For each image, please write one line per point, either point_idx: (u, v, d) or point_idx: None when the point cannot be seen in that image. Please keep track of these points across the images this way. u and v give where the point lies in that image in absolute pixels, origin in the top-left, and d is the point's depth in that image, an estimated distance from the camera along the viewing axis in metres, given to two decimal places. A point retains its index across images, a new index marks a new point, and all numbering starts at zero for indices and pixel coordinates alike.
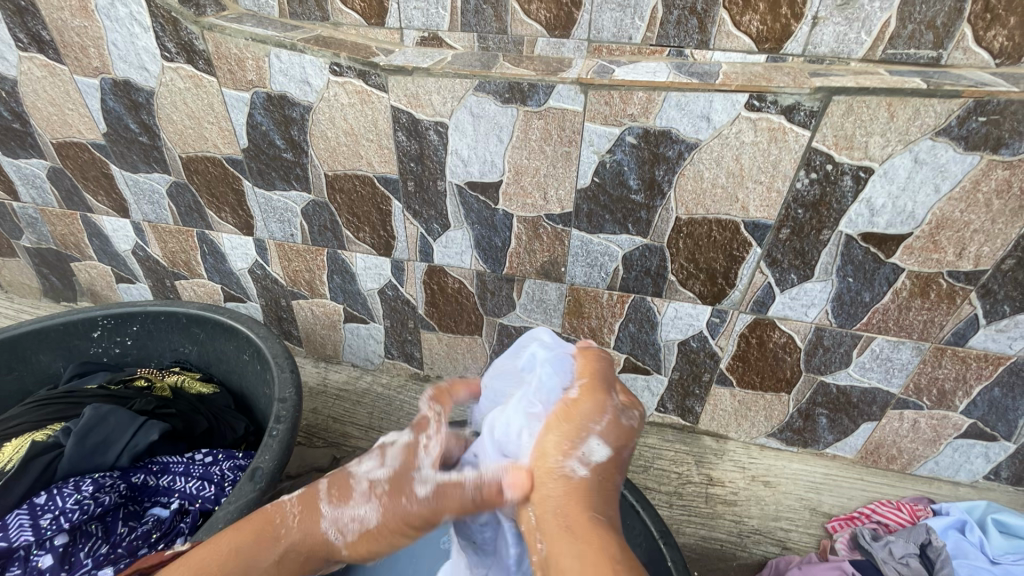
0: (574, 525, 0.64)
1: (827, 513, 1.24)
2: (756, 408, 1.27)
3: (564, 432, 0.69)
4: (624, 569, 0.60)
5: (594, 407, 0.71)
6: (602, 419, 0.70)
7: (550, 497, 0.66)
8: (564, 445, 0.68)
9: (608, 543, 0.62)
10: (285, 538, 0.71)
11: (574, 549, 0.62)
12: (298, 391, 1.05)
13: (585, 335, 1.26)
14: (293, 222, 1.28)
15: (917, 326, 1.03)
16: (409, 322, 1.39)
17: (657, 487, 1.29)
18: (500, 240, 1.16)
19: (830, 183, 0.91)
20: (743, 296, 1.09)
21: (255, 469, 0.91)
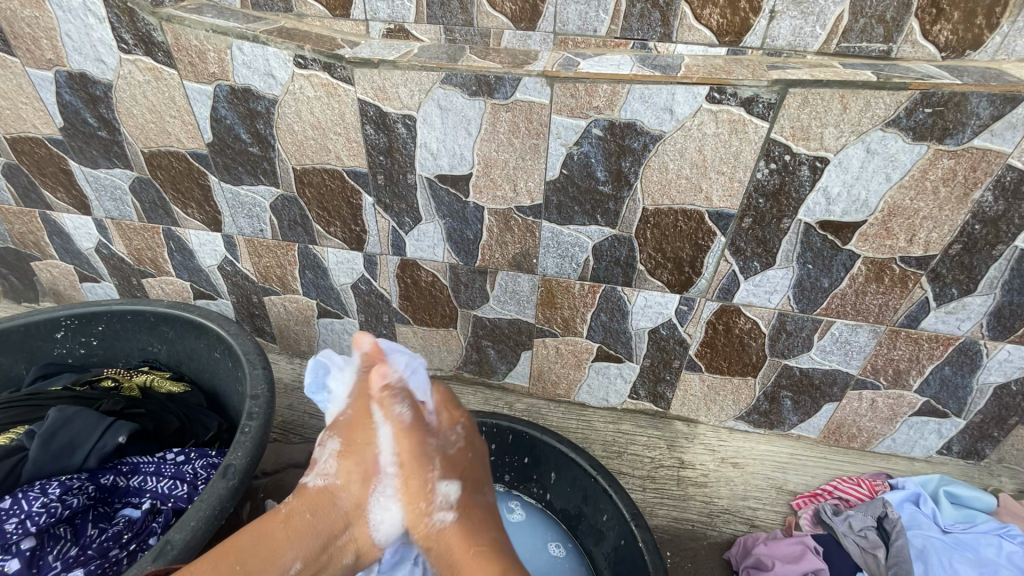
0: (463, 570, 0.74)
1: (792, 491, 1.29)
2: (724, 392, 1.31)
3: (415, 478, 0.77)
4: None
5: (428, 452, 0.78)
6: (438, 465, 0.78)
7: (440, 546, 0.76)
8: (419, 505, 0.76)
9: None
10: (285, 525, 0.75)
11: None
12: (271, 388, 1.04)
13: (558, 325, 1.28)
14: (262, 217, 1.27)
15: (873, 309, 1.08)
16: (384, 316, 1.39)
17: (631, 472, 1.32)
18: (472, 233, 1.17)
19: (789, 173, 0.94)
20: (709, 284, 1.12)
21: (226, 467, 0.90)
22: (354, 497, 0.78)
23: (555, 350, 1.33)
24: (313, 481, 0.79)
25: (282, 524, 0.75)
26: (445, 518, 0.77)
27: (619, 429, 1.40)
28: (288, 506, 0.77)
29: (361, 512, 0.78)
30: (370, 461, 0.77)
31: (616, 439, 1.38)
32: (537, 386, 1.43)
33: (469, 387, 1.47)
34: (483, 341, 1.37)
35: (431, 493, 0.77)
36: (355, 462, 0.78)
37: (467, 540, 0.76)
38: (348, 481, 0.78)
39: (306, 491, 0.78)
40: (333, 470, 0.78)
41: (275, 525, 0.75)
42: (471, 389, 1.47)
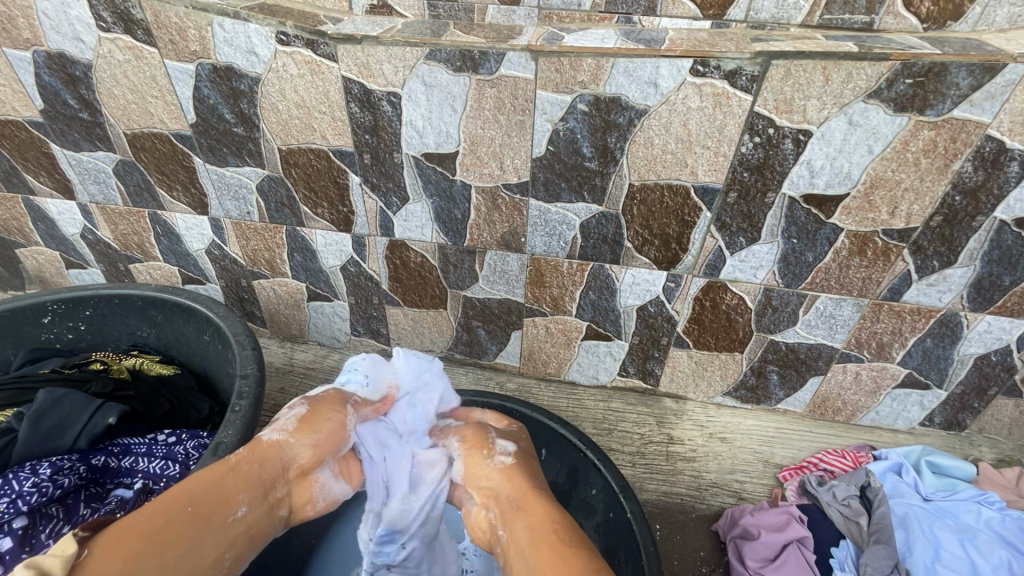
0: (522, 502, 0.82)
1: (778, 464, 1.31)
2: (711, 368, 1.32)
3: (477, 438, 0.94)
4: (561, 528, 0.77)
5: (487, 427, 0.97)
6: (499, 430, 0.96)
7: (498, 488, 0.86)
8: (481, 451, 0.91)
9: (547, 510, 0.81)
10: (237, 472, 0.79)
11: (523, 523, 0.79)
12: (261, 367, 1.05)
13: (548, 304, 1.29)
14: (249, 199, 1.26)
15: (856, 283, 1.09)
16: (373, 298, 1.39)
17: (621, 448, 1.34)
18: (460, 212, 1.17)
19: (773, 146, 0.94)
20: (696, 260, 1.13)
21: (217, 443, 0.90)
22: (306, 455, 0.86)
23: (545, 329, 1.34)
24: (269, 436, 0.86)
25: (235, 468, 0.79)
26: (503, 462, 0.89)
27: (609, 406, 1.41)
28: (241, 455, 0.82)
29: (306, 473, 0.86)
30: (327, 431, 0.90)
31: (606, 417, 1.39)
32: (528, 366, 1.44)
33: (460, 368, 1.48)
34: (473, 322, 1.37)
35: (492, 443, 0.92)
36: (316, 428, 0.89)
37: (520, 481, 0.86)
38: (304, 439, 0.87)
39: (254, 445, 0.84)
40: (290, 427, 0.87)
41: (223, 472, 0.78)
42: (463, 370, 1.48)
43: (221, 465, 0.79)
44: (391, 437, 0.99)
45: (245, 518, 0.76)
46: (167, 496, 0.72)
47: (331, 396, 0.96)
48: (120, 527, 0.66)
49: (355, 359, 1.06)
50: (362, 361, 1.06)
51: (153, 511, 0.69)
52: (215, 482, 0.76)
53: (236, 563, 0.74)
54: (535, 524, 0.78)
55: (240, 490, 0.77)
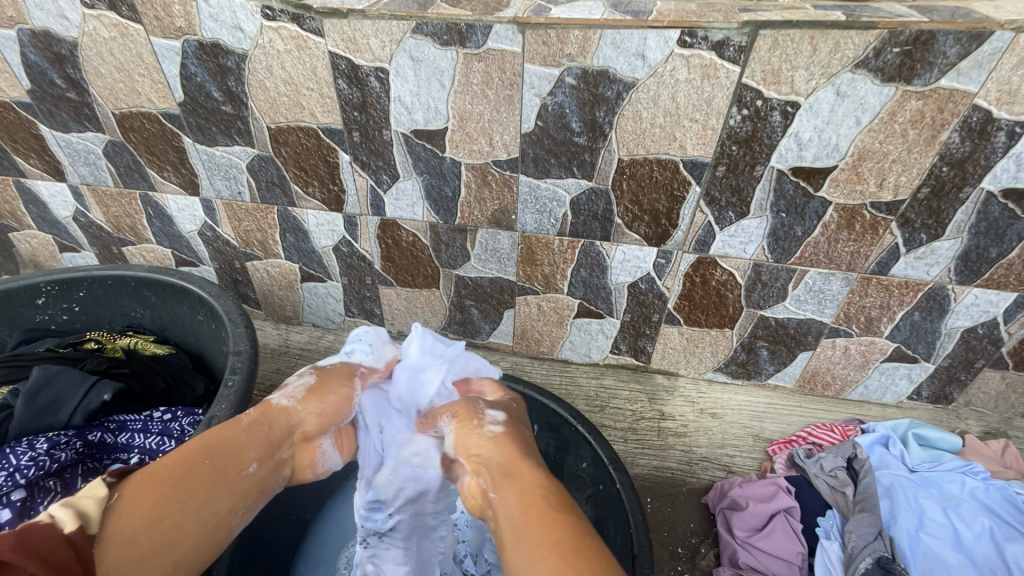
0: (511, 467, 0.82)
1: (768, 438, 1.33)
2: (702, 344, 1.33)
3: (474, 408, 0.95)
4: (546, 491, 0.77)
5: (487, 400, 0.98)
6: (494, 403, 0.97)
7: (488, 452, 0.85)
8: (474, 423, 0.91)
9: (535, 474, 0.80)
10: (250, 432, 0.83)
11: (512, 485, 0.79)
12: (255, 344, 1.06)
13: (539, 282, 1.29)
14: (239, 179, 1.26)
15: (845, 257, 1.10)
16: (367, 278, 1.40)
17: (613, 424, 1.36)
18: (450, 190, 1.17)
19: (761, 119, 0.94)
20: (686, 236, 1.14)
21: (211, 417, 0.92)
22: (312, 421, 0.92)
23: (538, 307, 1.35)
24: (283, 402, 0.91)
25: (247, 428, 0.83)
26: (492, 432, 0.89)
27: (602, 384, 1.43)
28: (252, 417, 0.86)
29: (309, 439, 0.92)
30: (331, 403, 0.96)
31: (599, 394, 1.41)
32: (521, 344, 1.45)
33: (454, 348, 1.49)
34: (466, 301, 1.38)
35: (482, 413, 0.93)
36: (326, 399, 0.95)
37: (512, 449, 0.85)
38: (314, 407, 0.93)
39: (266, 408, 0.89)
40: (298, 395, 0.92)
41: (235, 431, 0.82)
42: (457, 350, 1.49)
43: (235, 424, 0.84)
44: (390, 409, 1.04)
45: (257, 473, 0.81)
46: (188, 446, 0.76)
47: (339, 370, 1.01)
48: (150, 472, 0.71)
49: (360, 331, 1.11)
50: (367, 333, 1.10)
51: (176, 459, 0.74)
52: (229, 440, 0.80)
53: (246, 513, 0.79)
54: (524, 491, 0.77)
55: (252, 449, 0.82)
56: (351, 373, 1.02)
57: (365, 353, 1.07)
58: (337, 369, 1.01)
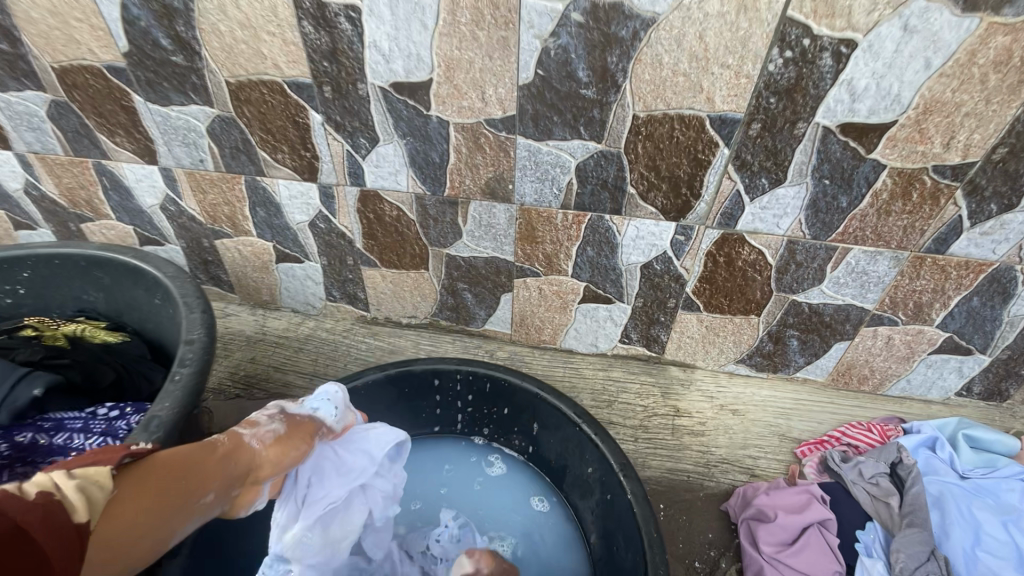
0: None
1: (796, 438, 1.19)
2: (724, 333, 1.19)
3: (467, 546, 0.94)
4: None
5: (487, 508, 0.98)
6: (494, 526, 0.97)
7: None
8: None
9: None
10: (223, 462, 0.75)
11: None
12: (211, 332, 0.91)
13: (540, 262, 1.14)
14: (200, 145, 1.11)
15: (896, 233, 0.94)
16: (348, 258, 1.25)
17: (622, 422, 1.22)
18: (438, 155, 1.02)
19: (807, 63, 0.78)
20: (710, 208, 0.98)
21: (150, 418, 0.77)
22: (269, 468, 0.82)
23: (539, 291, 1.20)
24: (247, 439, 0.81)
25: (220, 458, 0.75)
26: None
27: (609, 376, 1.28)
28: (225, 445, 0.77)
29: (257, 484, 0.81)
30: (295, 457, 0.85)
31: (606, 388, 1.27)
32: (521, 332, 1.30)
33: (447, 336, 1.35)
34: (458, 283, 1.23)
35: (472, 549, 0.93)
36: (290, 450, 0.84)
37: None
38: (281, 456, 0.83)
39: (235, 440, 0.79)
40: (268, 439, 0.83)
41: (209, 455, 0.73)
42: (449, 338, 1.35)
43: (207, 446, 0.75)
44: (330, 473, 0.92)
45: (207, 506, 0.71)
46: (165, 459, 0.68)
47: (303, 425, 0.89)
48: (132, 476, 0.64)
49: (327, 387, 0.98)
50: (338, 390, 0.98)
51: (160, 464, 0.67)
52: (205, 463, 0.72)
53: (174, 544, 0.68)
54: None
55: (214, 482, 0.72)
56: (314, 433, 0.90)
57: (330, 411, 0.94)
58: (295, 421, 0.89)
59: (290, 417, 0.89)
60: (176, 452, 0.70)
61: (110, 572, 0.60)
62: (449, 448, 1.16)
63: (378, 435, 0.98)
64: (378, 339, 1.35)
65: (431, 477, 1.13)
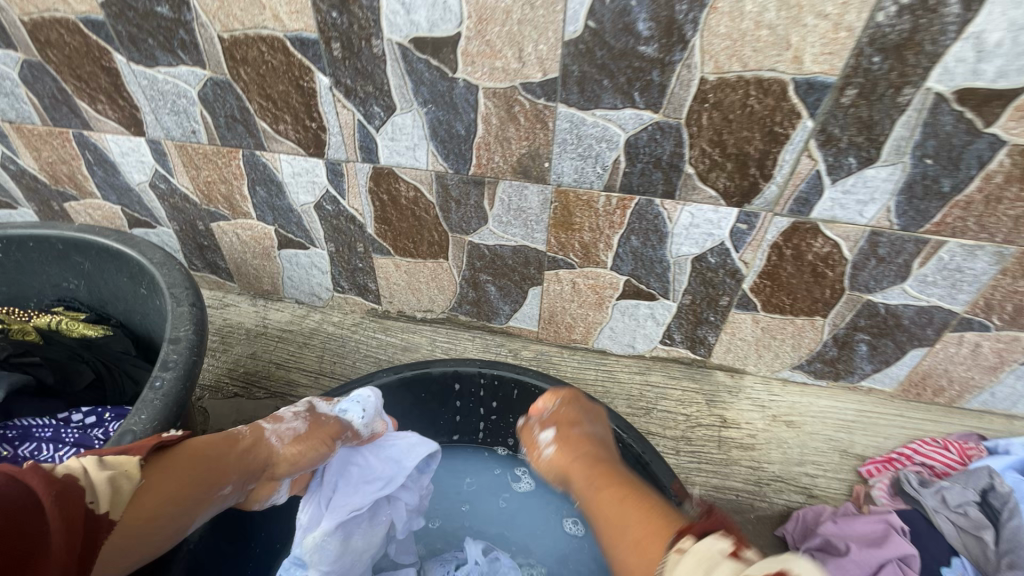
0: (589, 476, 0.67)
1: (859, 455, 1.06)
2: (782, 336, 1.05)
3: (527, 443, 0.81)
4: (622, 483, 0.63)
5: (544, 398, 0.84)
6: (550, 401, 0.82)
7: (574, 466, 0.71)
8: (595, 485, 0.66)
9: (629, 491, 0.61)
10: (241, 458, 0.71)
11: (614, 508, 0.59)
12: (200, 328, 0.78)
13: (576, 253, 1.01)
14: (191, 114, 0.97)
15: (1005, 224, 0.80)
16: (358, 245, 1.12)
17: (662, 433, 1.08)
18: (463, 127, 0.88)
19: (926, 12, 0.63)
20: (781, 192, 0.84)
21: (123, 433, 0.65)
22: (288, 468, 0.76)
23: (572, 285, 1.07)
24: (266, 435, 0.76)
25: (238, 452, 0.71)
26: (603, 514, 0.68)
27: (647, 381, 1.15)
28: (245, 439, 0.73)
29: (276, 481, 0.77)
30: (314, 460, 0.79)
31: (643, 393, 1.13)
32: (549, 330, 1.17)
33: (466, 333, 1.22)
34: (481, 275, 1.10)
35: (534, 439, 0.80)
36: (309, 450, 0.78)
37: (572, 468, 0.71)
38: (302, 455, 0.77)
39: (257, 432, 0.76)
40: (288, 437, 0.77)
41: (229, 448, 0.70)
42: (469, 335, 1.21)
43: (226, 439, 0.71)
44: (354, 479, 0.85)
45: (223, 499, 0.69)
46: (185, 450, 0.66)
47: (328, 424, 0.82)
48: (153, 468, 0.61)
49: (362, 389, 0.89)
50: (372, 395, 0.88)
51: (179, 453, 0.65)
52: (222, 457, 0.69)
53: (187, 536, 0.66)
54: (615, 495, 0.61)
55: (233, 474, 0.70)
56: (337, 434, 0.82)
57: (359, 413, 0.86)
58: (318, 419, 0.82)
59: (315, 416, 0.82)
60: (196, 443, 0.68)
61: (124, 558, 0.59)
62: (468, 460, 1.03)
63: (408, 444, 0.89)
64: (390, 335, 1.22)
65: (449, 491, 1.02)
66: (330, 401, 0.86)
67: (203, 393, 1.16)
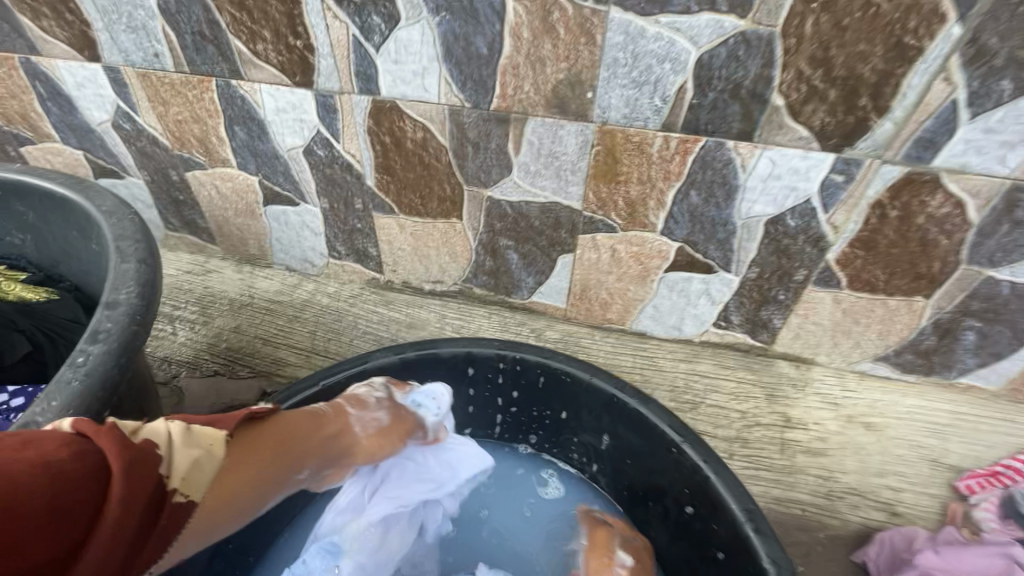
0: None
1: (955, 466, 0.86)
2: (867, 320, 0.86)
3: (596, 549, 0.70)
4: None
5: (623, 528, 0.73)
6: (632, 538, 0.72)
7: None
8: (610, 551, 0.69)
9: None
10: (324, 445, 0.59)
11: None
12: (146, 291, 0.61)
13: (619, 212, 0.82)
14: (151, 30, 0.79)
15: None
16: (356, 201, 0.94)
17: (713, 432, 0.90)
18: (487, 44, 0.69)
19: None
20: (900, 130, 0.65)
21: (23, 425, 0.50)
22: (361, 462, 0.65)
23: (611, 253, 0.88)
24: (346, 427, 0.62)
25: (320, 438, 0.58)
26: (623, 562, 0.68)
27: (694, 370, 0.97)
28: (328, 422, 0.60)
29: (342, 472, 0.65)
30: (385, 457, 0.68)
31: (689, 385, 0.95)
32: (579, 308, 0.99)
33: (481, 309, 1.04)
34: (501, 240, 0.92)
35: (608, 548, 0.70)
36: (387, 448, 0.67)
37: None
38: (380, 451, 0.66)
39: (339, 415, 0.62)
40: (370, 428, 0.65)
41: (313, 429, 0.58)
42: (484, 311, 1.04)
43: (313, 422, 0.58)
44: (410, 480, 0.72)
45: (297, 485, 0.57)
46: (275, 428, 0.53)
47: (407, 420, 0.69)
48: (240, 444, 0.49)
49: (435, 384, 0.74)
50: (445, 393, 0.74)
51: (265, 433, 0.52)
52: (305, 441, 0.56)
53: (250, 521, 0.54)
54: None
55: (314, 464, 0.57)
56: (412, 433, 0.70)
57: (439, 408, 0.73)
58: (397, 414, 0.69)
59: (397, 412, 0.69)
60: (282, 422, 0.55)
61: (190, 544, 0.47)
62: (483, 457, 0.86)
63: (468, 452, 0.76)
64: (393, 309, 1.05)
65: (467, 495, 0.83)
66: (405, 389, 0.71)
67: (178, 369, 0.99)
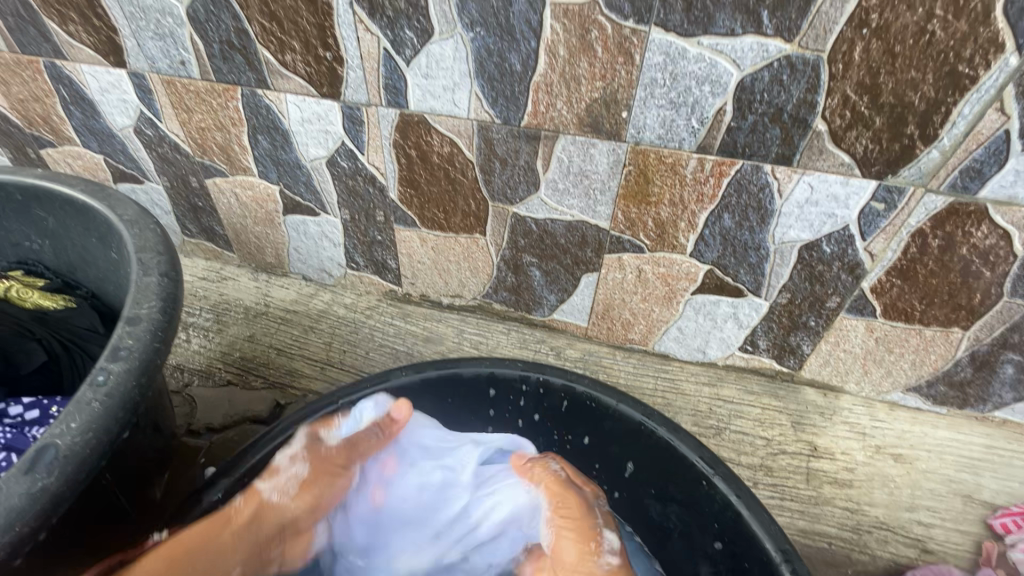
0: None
1: (988, 503, 0.83)
2: (900, 350, 0.84)
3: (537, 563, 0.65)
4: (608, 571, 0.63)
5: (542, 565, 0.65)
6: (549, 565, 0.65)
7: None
8: (588, 542, 0.62)
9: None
10: (239, 539, 0.59)
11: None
12: (168, 307, 0.60)
13: (648, 233, 0.80)
14: (179, 38, 0.78)
15: None
16: (377, 214, 0.93)
17: (736, 459, 0.87)
18: (521, 60, 0.68)
19: None
20: (945, 159, 0.63)
21: (42, 447, 0.48)
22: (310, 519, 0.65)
23: (637, 273, 0.87)
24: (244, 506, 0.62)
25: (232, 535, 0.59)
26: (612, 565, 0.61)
27: (718, 395, 0.94)
28: (244, 513, 0.61)
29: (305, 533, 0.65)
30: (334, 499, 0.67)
31: (713, 409, 0.92)
32: (601, 327, 0.97)
33: (500, 325, 1.02)
34: (525, 256, 0.90)
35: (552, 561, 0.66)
36: (317, 494, 0.66)
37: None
38: (319, 499, 0.66)
39: (253, 501, 0.62)
40: (291, 489, 0.64)
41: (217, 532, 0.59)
42: (503, 327, 1.02)
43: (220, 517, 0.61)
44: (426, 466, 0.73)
45: None
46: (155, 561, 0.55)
47: (338, 455, 0.68)
48: None
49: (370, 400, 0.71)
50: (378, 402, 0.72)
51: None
52: (209, 546, 0.58)
53: None
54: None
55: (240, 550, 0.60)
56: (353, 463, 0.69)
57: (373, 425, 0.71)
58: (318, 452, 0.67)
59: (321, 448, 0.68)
60: (178, 543, 0.57)
61: None
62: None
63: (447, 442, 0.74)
64: (410, 322, 1.04)
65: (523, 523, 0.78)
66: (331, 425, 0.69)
67: (191, 378, 0.98)
